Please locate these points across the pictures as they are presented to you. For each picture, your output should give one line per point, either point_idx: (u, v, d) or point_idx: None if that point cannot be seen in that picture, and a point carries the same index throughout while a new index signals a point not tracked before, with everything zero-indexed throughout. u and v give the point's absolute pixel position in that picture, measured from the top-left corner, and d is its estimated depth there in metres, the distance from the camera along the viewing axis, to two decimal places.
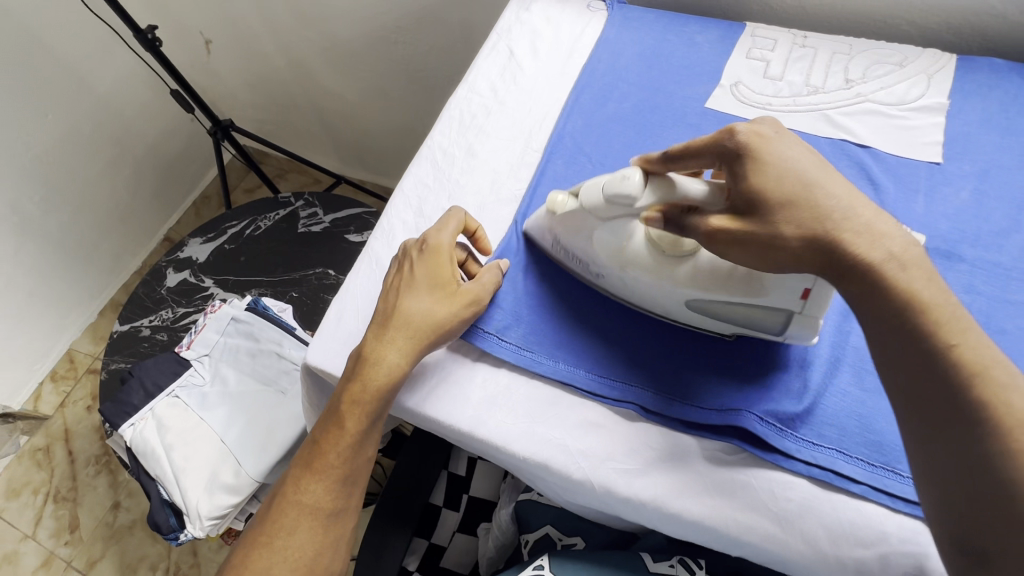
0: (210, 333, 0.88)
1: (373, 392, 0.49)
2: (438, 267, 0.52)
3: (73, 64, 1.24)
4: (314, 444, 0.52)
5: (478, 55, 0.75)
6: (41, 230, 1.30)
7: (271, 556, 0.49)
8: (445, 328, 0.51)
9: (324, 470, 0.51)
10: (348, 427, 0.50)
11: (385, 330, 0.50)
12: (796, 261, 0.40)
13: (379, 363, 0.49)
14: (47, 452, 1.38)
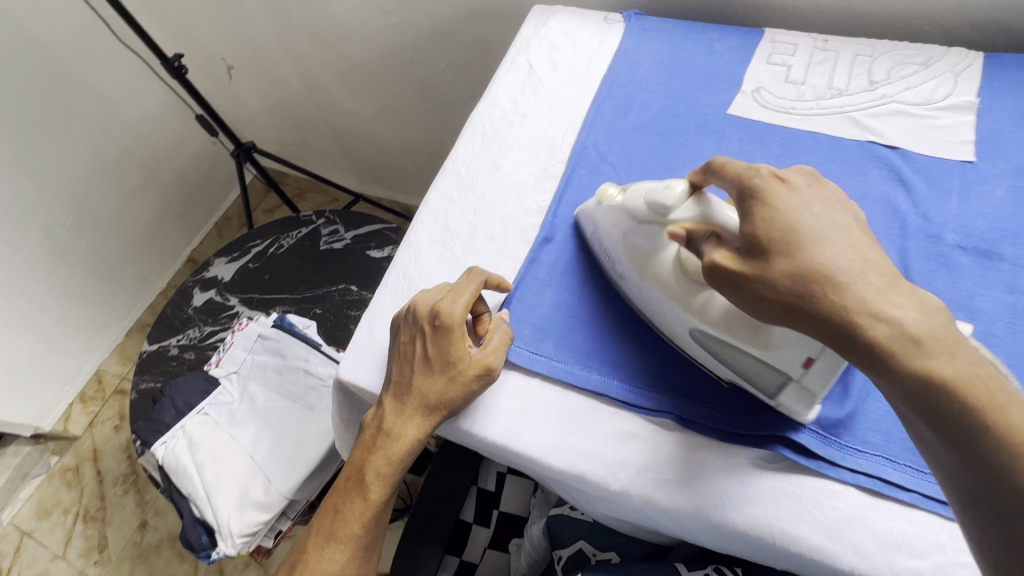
0: (237, 351, 0.89)
1: (394, 464, 0.52)
2: (453, 341, 0.50)
3: (101, 92, 1.28)
4: (331, 508, 0.54)
5: (498, 71, 0.76)
6: (71, 254, 1.34)
7: None
8: (457, 406, 0.51)
9: (345, 540, 0.53)
10: (369, 499, 0.53)
11: (404, 407, 0.51)
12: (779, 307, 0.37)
13: (397, 438, 0.51)
14: (77, 472, 1.40)
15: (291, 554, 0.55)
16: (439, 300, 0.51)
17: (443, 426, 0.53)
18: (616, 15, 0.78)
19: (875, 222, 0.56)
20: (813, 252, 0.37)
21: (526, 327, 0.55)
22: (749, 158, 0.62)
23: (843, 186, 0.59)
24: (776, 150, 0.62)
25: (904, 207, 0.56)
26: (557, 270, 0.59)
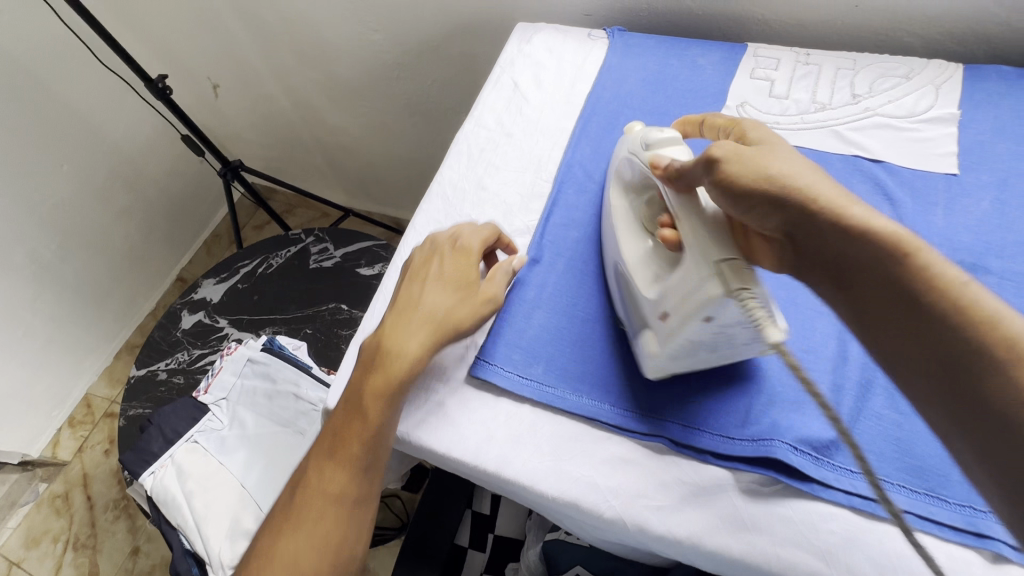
0: (226, 376, 0.88)
1: (394, 383, 0.49)
2: (466, 262, 0.54)
3: (85, 114, 1.26)
4: (315, 468, 0.52)
5: (483, 90, 0.76)
6: (57, 278, 1.32)
7: (298, 546, 0.50)
8: (462, 328, 0.52)
9: (345, 461, 0.50)
10: (369, 421, 0.49)
11: (409, 317, 0.51)
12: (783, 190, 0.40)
13: (397, 356, 0.50)
14: (66, 498, 1.38)
15: (274, 521, 0.52)
16: (474, 226, 0.57)
17: (432, 455, 0.52)
18: (599, 31, 0.79)
19: None
20: (784, 162, 0.41)
21: (515, 350, 0.54)
22: None
23: None
24: None
25: None
26: (546, 292, 0.58)
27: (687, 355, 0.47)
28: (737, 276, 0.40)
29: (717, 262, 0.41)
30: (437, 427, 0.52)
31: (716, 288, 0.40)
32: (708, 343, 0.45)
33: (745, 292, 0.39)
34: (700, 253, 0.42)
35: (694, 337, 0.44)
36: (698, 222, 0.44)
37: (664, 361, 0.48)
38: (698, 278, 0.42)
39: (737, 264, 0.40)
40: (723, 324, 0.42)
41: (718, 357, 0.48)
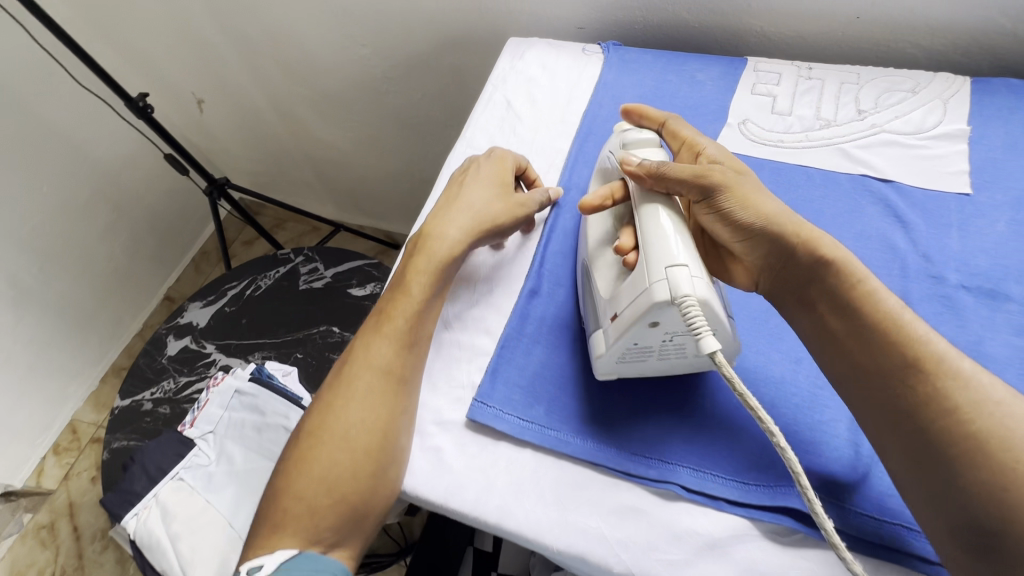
0: (213, 409, 0.85)
1: (437, 259, 0.54)
2: (501, 166, 0.59)
3: (64, 133, 1.22)
4: (354, 360, 0.51)
5: (474, 109, 0.73)
6: (39, 303, 1.27)
7: (342, 418, 0.49)
8: (499, 224, 0.56)
9: (390, 333, 0.51)
10: (412, 294, 0.53)
11: (449, 208, 0.56)
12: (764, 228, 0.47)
13: (441, 239, 0.54)
14: (52, 530, 1.33)
15: (308, 425, 0.50)
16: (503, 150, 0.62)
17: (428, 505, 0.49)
18: (594, 46, 0.76)
19: (873, 263, 0.54)
20: (769, 200, 0.48)
21: (515, 392, 0.52)
22: None
23: (838, 224, 0.56)
24: (767, 186, 0.60)
25: (901, 245, 0.54)
26: (545, 327, 0.55)
27: (633, 358, 0.48)
28: (683, 283, 0.42)
29: (667, 268, 0.43)
30: (434, 478, 0.49)
31: (664, 292, 0.42)
32: (654, 347, 0.47)
33: (687, 299, 0.41)
34: (654, 257, 0.44)
35: (638, 340, 0.45)
36: (666, 226, 0.46)
37: (611, 364, 0.49)
38: (648, 282, 0.44)
39: (684, 273, 0.42)
40: (669, 328, 0.44)
41: (665, 366, 0.49)
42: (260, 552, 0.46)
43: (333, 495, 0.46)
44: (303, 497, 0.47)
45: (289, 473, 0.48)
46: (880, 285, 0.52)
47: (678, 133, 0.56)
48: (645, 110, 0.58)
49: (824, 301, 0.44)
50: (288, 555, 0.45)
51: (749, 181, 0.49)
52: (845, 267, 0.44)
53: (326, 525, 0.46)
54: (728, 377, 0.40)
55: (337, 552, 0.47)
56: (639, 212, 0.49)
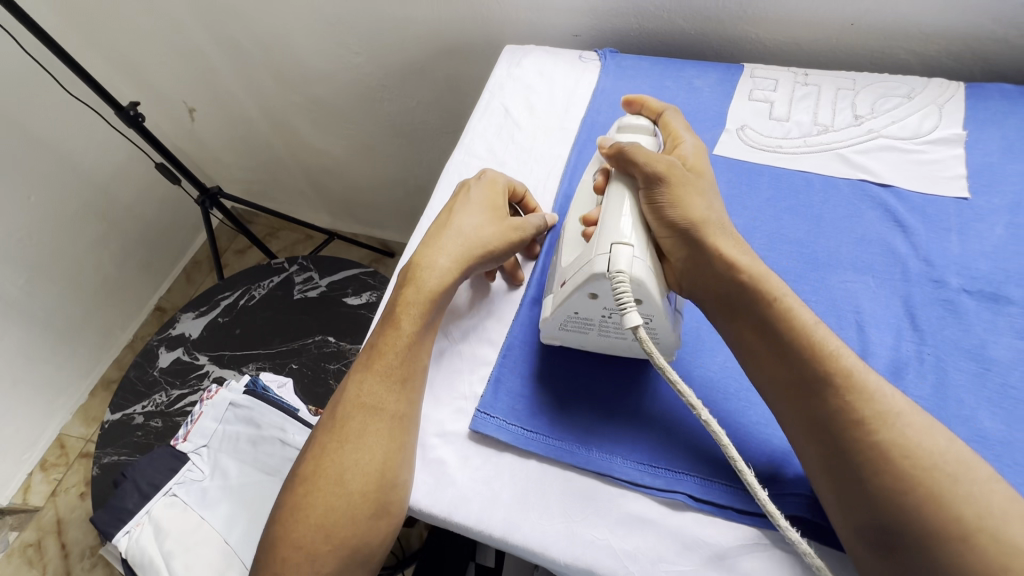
0: (207, 422, 0.83)
1: (428, 292, 0.52)
2: (492, 190, 0.58)
3: (52, 143, 1.21)
4: (347, 403, 0.50)
5: (472, 116, 0.72)
6: (26, 315, 1.25)
7: (341, 466, 0.47)
8: (490, 251, 0.54)
9: (384, 371, 0.50)
10: (403, 329, 0.51)
11: (438, 237, 0.55)
12: (688, 230, 0.46)
13: (430, 269, 0.53)
14: (39, 548, 1.29)
15: (305, 469, 0.48)
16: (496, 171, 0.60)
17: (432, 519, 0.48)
18: (591, 53, 0.76)
19: (875, 268, 0.54)
20: (702, 204, 0.48)
21: (519, 402, 0.51)
22: (740, 202, 0.60)
23: (838, 229, 0.56)
24: (768, 192, 0.60)
25: (902, 250, 0.54)
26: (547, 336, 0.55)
27: (575, 329, 0.50)
28: (621, 261, 0.44)
29: (612, 244, 0.45)
30: (437, 491, 0.48)
31: (603, 264, 0.44)
32: (594, 320, 0.49)
33: (619, 275, 0.43)
34: (605, 232, 0.47)
35: (576, 309, 0.48)
36: (625, 210, 0.48)
37: (555, 330, 0.51)
38: (592, 253, 0.46)
39: (627, 252, 0.44)
40: (606, 303, 0.47)
41: (605, 343, 0.51)
42: None
43: (337, 542, 0.46)
44: (306, 545, 0.45)
45: (288, 521, 0.47)
46: (882, 290, 0.52)
47: (669, 125, 0.56)
48: (646, 100, 0.59)
49: (746, 312, 0.45)
50: None
51: (695, 183, 0.49)
52: (765, 283, 0.45)
53: (332, 570, 0.45)
54: (647, 352, 0.42)
55: None
56: (610, 187, 0.51)
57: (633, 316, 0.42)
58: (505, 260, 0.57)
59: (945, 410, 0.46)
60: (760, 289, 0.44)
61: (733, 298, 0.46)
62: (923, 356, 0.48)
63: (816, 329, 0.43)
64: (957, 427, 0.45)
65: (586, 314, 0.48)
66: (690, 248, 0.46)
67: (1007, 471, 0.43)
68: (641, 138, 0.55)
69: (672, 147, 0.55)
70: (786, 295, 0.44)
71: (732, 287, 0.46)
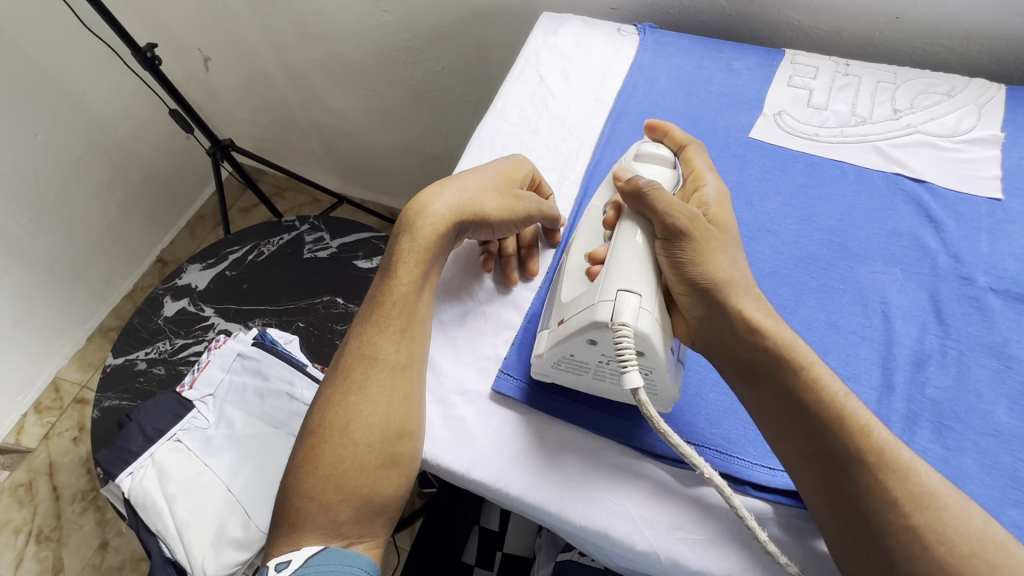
0: (213, 371, 0.82)
1: (423, 241, 0.51)
2: (509, 166, 0.56)
3: (64, 80, 1.17)
4: (349, 354, 0.50)
5: (506, 81, 0.71)
6: (28, 254, 1.23)
7: (344, 417, 0.47)
8: (491, 217, 0.53)
9: (383, 322, 0.50)
10: (402, 280, 0.51)
11: (436, 186, 0.53)
12: (711, 295, 0.44)
13: (423, 215, 0.52)
14: (30, 488, 1.29)
15: (313, 421, 0.49)
16: (519, 155, 0.58)
17: (450, 474, 0.49)
18: (629, 27, 0.75)
19: (904, 260, 0.54)
20: (726, 262, 0.45)
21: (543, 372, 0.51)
22: (773, 187, 0.60)
23: (870, 220, 0.56)
24: (800, 178, 0.60)
25: (932, 245, 0.54)
26: None
27: (569, 368, 0.48)
28: (626, 312, 0.41)
29: (619, 291, 0.42)
30: (457, 447, 0.49)
31: (606, 313, 0.42)
32: (591, 364, 0.46)
33: (622, 327, 0.41)
34: (612, 275, 0.44)
35: (574, 351, 0.46)
36: (639, 256, 0.45)
37: (548, 368, 0.49)
38: (596, 298, 0.43)
39: (632, 301, 0.42)
40: (605, 351, 0.44)
41: (599, 386, 0.48)
42: (283, 548, 0.46)
43: (348, 492, 0.46)
44: (319, 495, 0.46)
45: (299, 472, 0.47)
46: (910, 282, 0.52)
47: (691, 162, 0.53)
48: (670, 129, 0.55)
49: (767, 382, 0.43)
50: (312, 551, 0.44)
51: (719, 239, 0.46)
52: (793, 352, 0.42)
53: (345, 522, 0.45)
54: (646, 414, 0.41)
55: (361, 545, 0.46)
56: (620, 222, 0.48)
57: (631, 377, 0.40)
58: (507, 232, 0.55)
59: (964, 402, 0.46)
60: (788, 357, 0.42)
61: (756, 368, 0.44)
62: (946, 350, 0.49)
63: (846, 400, 0.41)
64: (973, 420, 0.46)
65: (582, 355, 0.46)
66: (715, 307, 0.44)
67: (1019, 464, 0.44)
68: (662, 173, 0.52)
69: (694, 187, 0.51)
70: (813, 362, 0.42)
71: (762, 356, 0.43)
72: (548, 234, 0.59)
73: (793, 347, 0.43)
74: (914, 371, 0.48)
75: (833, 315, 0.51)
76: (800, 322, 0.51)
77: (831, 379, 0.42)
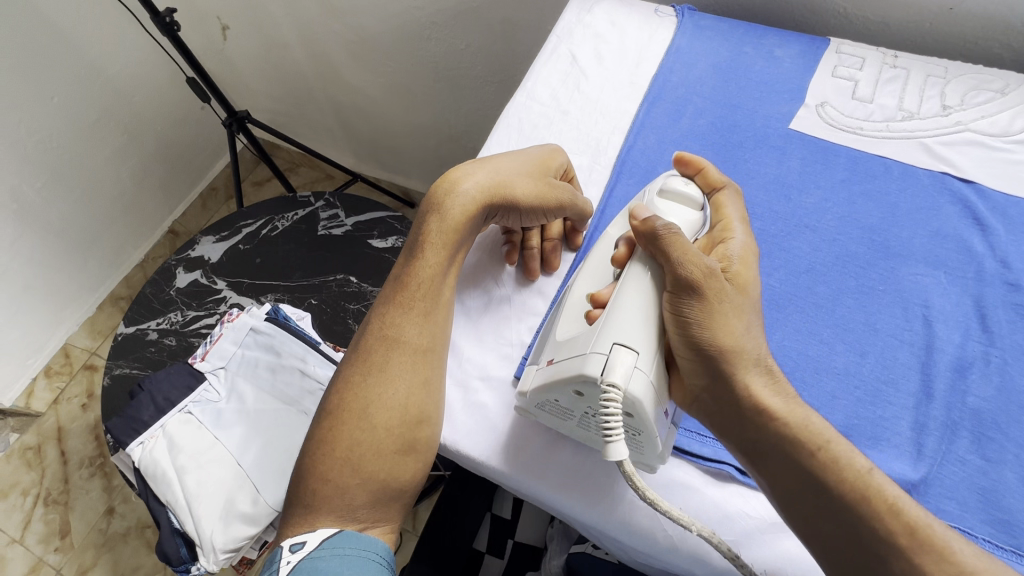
0: (226, 344, 0.81)
1: (452, 221, 0.49)
2: (542, 155, 0.54)
3: (80, 43, 1.15)
4: (372, 334, 0.48)
5: (536, 60, 0.69)
6: (41, 219, 1.22)
7: (366, 397, 0.46)
8: (522, 202, 0.51)
9: (408, 304, 0.48)
10: (428, 260, 0.49)
11: (468, 165, 0.51)
12: (713, 369, 0.41)
13: (452, 194, 0.50)
14: (38, 451, 1.30)
15: (332, 401, 0.47)
16: (553, 145, 0.56)
17: (467, 458, 0.48)
18: (667, 7, 0.72)
19: (947, 263, 0.52)
20: (741, 330, 0.41)
21: None
22: (812, 181, 0.57)
23: (914, 220, 0.54)
24: (842, 173, 0.58)
25: (979, 249, 0.52)
26: None
27: (554, 413, 0.44)
28: (617, 371, 0.38)
29: (614, 345, 0.39)
30: (477, 433, 0.48)
31: (597, 367, 0.38)
32: (576, 413, 0.43)
33: (611, 390, 0.37)
34: (613, 324, 0.40)
35: (559, 398, 0.42)
36: (638, 302, 0.42)
37: (530, 406, 0.45)
38: (589, 348, 0.40)
39: (627, 359, 0.38)
40: (591, 405, 0.41)
41: (584, 435, 0.45)
42: (297, 530, 0.45)
43: (365, 475, 0.45)
44: (335, 478, 0.45)
45: (316, 453, 0.46)
46: (954, 287, 0.50)
47: (722, 210, 0.49)
48: (704, 167, 0.51)
49: (777, 461, 0.40)
50: (328, 533, 0.43)
51: (735, 302, 0.42)
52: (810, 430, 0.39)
53: (361, 506, 0.44)
54: (635, 486, 0.37)
55: (376, 530, 0.45)
56: (629, 267, 0.44)
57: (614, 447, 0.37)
58: (535, 222, 0.53)
59: (1006, 413, 0.45)
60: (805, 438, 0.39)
61: (760, 446, 0.40)
62: (989, 358, 0.47)
63: (870, 476, 0.38)
64: (1015, 432, 0.44)
65: (566, 402, 0.42)
66: (721, 380, 0.41)
67: None
68: (689, 215, 0.48)
69: (719, 238, 0.48)
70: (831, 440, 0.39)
71: (771, 440, 0.40)
72: (571, 235, 0.56)
73: (807, 426, 0.40)
74: (955, 379, 0.46)
75: (871, 316, 0.50)
76: (835, 322, 0.49)
77: (853, 455, 0.38)
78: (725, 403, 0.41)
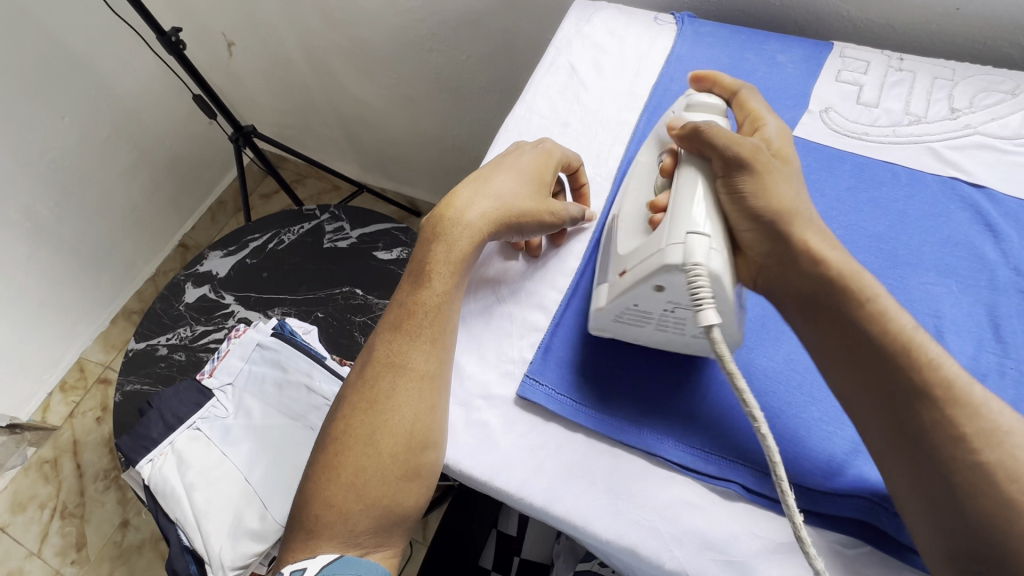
0: (232, 360, 0.82)
1: (459, 249, 0.49)
2: (541, 167, 0.53)
3: (89, 63, 1.17)
4: (378, 361, 0.48)
5: (535, 72, 0.68)
6: (54, 236, 1.24)
7: (374, 423, 0.46)
8: (526, 223, 0.51)
9: (415, 332, 0.48)
10: (435, 288, 0.49)
11: (470, 189, 0.51)
12: (769, 234, 0.42)
13: (459, 223, 0.50)
14: (55, 465, 1.31)
15: (336, 428, 0.47)
16: (550, 145, 0.55)
17: (470, 481, 0.48)
18: (666, 15, 0.71)
19: (959, 271, 0.50)
20: (791, 193, 0.43)
21: (569, 376, 0.49)
22: (818, 189, 0.56)
23: (923, 227, 0.53)
24: (848, 181, 0.57)
25: (991, 256, 0.51)
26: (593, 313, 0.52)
27: (631, 322, 0.46)
28: (698, 252, 0.40)
29: (688, 232, 0.40)
30: (480, 453, 0.47)
31: (676, 255, 0.40)
32: (653, 315, 0.45)
33: (697, 267, 0.39)
34: (676, 218, 0.42)
35: (637, 302, 0.44)
36: (698, 198, 0.43)
37: (608, 322, 0.48)
38: (663, 243, 0.41)
39: (702, 243, 0.40)
40: (673, 298, 0.42)
41: (661, 338, 0.48)
42: (298, 554, 0.44)
43: (368, 501, 0.44)
44: (338, 503, 0.44)
45: (320, 479, 0.46)
46: (966, 296, 0.49)
47: (747, 104, 0.49)
48: (718, 77, 0.52)
49: (834, 313, 0.40)
50: (328, 560, 0.43)
51: (783, 170, 0.44)
52: (860, 281, 0.40)
53: (365, 531, 0.44)
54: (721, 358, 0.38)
55: (378, 554, 0.45)
56: (680, 170, 0.46)
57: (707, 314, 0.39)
58: (536, 235, 0.53)
59: None
60: (856, 288, 0.39)
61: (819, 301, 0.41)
62: (1005, 369, 0.46)
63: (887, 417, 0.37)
64: None
65: (646, 307, 0.44)
66: (781, 239, 0.42)
67: None
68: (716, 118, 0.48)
69: (753, 128, 0.48)
70: None
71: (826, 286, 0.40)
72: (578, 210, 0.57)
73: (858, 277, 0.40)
74: None
75: None
76: None
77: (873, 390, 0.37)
78: (785, 264, 0.42)
